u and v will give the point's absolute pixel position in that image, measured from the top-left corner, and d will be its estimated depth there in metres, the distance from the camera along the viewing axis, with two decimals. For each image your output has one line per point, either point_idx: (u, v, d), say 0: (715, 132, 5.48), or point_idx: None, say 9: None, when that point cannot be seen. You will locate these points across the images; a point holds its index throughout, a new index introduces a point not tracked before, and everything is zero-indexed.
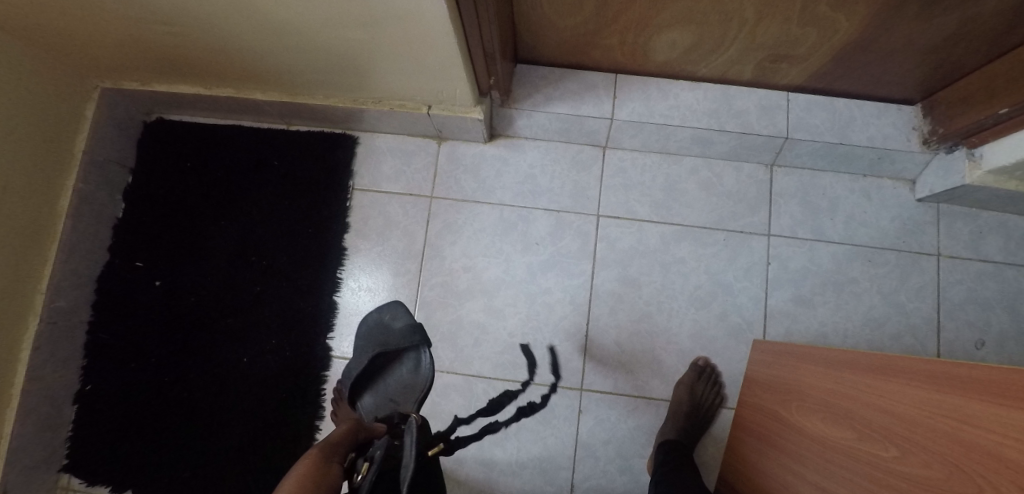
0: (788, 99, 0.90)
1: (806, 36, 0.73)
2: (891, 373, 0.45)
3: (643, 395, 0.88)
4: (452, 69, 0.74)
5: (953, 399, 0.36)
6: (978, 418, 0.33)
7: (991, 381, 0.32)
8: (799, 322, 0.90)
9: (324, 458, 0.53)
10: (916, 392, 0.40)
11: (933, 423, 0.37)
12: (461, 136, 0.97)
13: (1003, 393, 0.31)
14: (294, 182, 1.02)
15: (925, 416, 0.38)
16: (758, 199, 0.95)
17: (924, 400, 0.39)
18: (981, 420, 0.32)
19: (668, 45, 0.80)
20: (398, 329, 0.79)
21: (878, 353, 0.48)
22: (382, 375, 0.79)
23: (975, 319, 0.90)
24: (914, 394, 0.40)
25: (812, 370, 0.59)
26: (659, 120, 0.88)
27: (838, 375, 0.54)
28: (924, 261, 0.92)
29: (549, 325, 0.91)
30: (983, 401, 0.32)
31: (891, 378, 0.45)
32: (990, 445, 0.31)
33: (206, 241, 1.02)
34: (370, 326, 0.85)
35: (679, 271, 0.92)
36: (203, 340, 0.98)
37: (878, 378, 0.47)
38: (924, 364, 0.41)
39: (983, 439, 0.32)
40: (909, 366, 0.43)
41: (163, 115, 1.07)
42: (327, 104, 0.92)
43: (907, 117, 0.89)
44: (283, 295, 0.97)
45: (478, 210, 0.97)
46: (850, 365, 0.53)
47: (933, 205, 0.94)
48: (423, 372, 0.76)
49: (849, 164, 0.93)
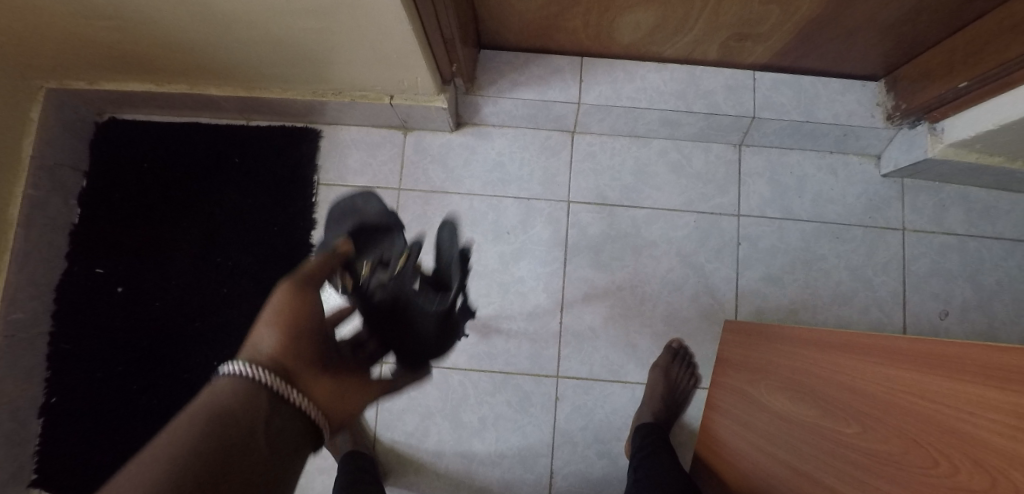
0: (754, 79, 0.89)
1: (769, 14, 0.73)
2: (852, 349, 0.46)
3: (619, 379, 0.88)
4: (411, 58, 0.72)
5: (915, 376, 0.36)
6: (940, 394, 0.33)
7: (952, 357, 0.32)
8: (770, 300, 0.91)
9: (302, 285, 0.44)
10: (879, 368, 0.41)
11: (892, 398, 0.38)
12: (427, 125, 0.95)
13: (967, 369, 0.30)
14: (257, 179, 0.99)
15: (885, 392, 0.39)
16: (727, 179, 0.95)
17: (883, 376, 0.39)
18: (944, 397, 0.32)
19: (633, 26, 0.79)
20: (374, 214, 0.76)
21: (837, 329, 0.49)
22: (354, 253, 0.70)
23: (939, 291, 0.92)
24: (873, 369, 0.41)
25: (778, 348, 0.60)
26: (626, 103, 0.88)
27: (801, 353, 0.54)
28: (890, 235, 0.93)
29: (523, 314, 0.90)
30: (942, 377, 0.33)
31: (852, 354, 0.45)
32: (954, 422, 0.31)
33: (169, 243, 0.98)
34: (340, 208, 0.81)
35: (651, 255, 0.92)
36: (172, 345, 0.95)
37: (839, 353, 0.47)
38: (881, 340, 0.42)
39: (946, 416, 0.32)
40: (868, 342, 0.44)
41: (114, 114, 1.02)
42: (285, 97, 0.89)
43: (870, 93, 0.90)
44: (251, 295, 0.95)
45: (448, 200, 0.95)
46: (811, 342, 0.53)
47: (897, 180, 0.95)
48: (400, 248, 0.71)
49: (815, 142, 0.94)
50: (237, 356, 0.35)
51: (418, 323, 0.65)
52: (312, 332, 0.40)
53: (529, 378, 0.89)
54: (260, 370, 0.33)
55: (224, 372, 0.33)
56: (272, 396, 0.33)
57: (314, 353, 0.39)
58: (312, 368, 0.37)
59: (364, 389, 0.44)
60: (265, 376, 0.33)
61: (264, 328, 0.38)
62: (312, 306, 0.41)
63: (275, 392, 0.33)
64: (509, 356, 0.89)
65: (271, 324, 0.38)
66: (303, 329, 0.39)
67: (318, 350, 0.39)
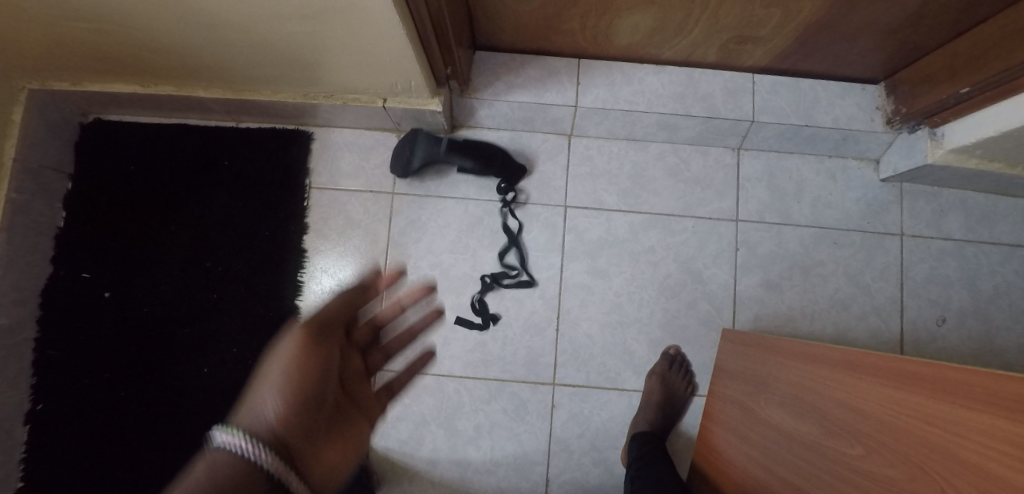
0: (753, 81, 0.88)
1: (771, 16, 0.71)
2: (858, 368, 0.45)
3: (616, 387, 0.88)
4: (405, 61, 0.70)
5: (926, 401, 0.35)
6: (951, 421, 0.32)
7: (964, 383, 0.31)
8: (768, 307, 0.90)
9: (314, 335, 0.47)
10: (885, 389, 0.40)
11: (900, 422, 0.37)
12: (421, 128, 0.94)
13: (981, 399, 0.29)
14: (247, 182, 0.96)
15: (893, 414, 0.38)
16: (725, 184, 0.94)
17: (890, 398, 0.39)
18: (956, 425, 0.31)
19: (631, 28, 0.77)
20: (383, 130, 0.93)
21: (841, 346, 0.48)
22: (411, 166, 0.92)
23: (936, 297, 0.91)
24: (880, 391, 0.40)
25: (779, 362, 0.59)
26: (623, 107, 0.86)
27: (804, 369, 0.53)
28: (888, 241, 0.93)
29: (519, 320, 0.89)
30: (953, 403, 0.32)
31: (858, 373, 0.44)
32: (965, 452, 0.30)
33: (157, 247, 0.96)
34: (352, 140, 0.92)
35: (649, 261, 0.91)
36: (161, 352, 0.93)
37: (845, 372, 0.46)
38: (888, 360, 0.41)
39: (957, 447, 0.31)
40: (874, 361, 0.43)
41: (100, 115, 1.00)
42: (276, 100, 0.87)
43: (870, 97, 0.89)
44: (241, 301, 0.93)
45: (443, 204, 0.94)
46: (814, 357, 0.52)
47: (896, 184, 0.94)
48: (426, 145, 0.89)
49: (814, 146, 0.93)
50: (237, 423, 0.42)
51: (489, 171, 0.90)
52: (319, 390, 0.46)
53: (525, 386, 0.88)
54: (262, 454, 0.40)
55: (219, 448, 0.40)
56: (265, 477, 0.39)
57: (313, 421, 0.45)
58: (306, 440, 0.44)
59: (362, 447, 0.50)
60: (264, 458, 0.40)
61: (267, 392, 0.44)
62: (321, 370, 0.47)
63: (271, 475, 0.40)
64: (504, 363, 0.88)
65: (280, 393, 0.44)
66: (306, 395, 0.45)
67: (315, 416, 0.45)
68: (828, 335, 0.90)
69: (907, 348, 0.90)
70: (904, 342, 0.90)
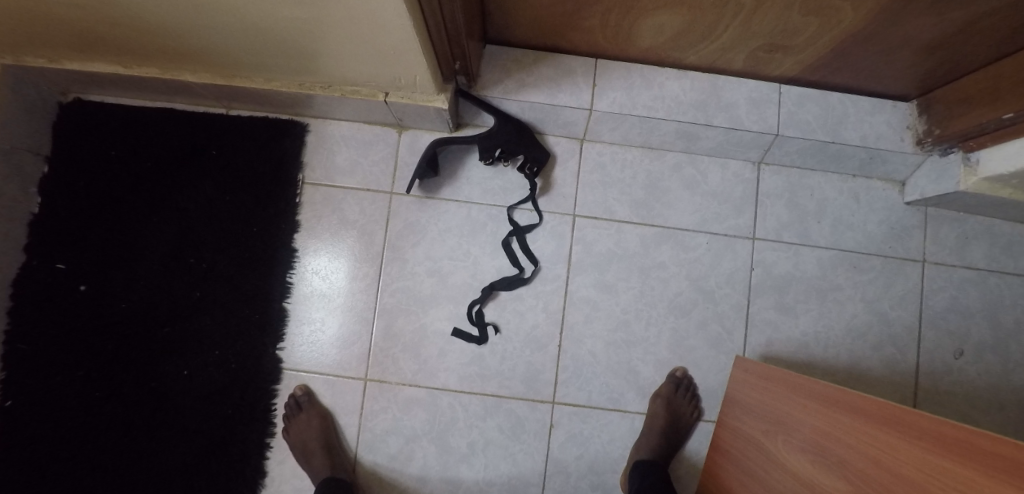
0: (780, 92, 0.83)
1: (807, 24, 0.66)
2: (890, 424, 0.41)
3: (618, 408, 0.83)
4: (410, 55, 0.64)
5: (963, 472, 0.31)
6: None
7: (1004, 456, 0.28)
8: (781, 330, 0.86)
9: None
10: (920, 452, 0.36)
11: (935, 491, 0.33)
12: (424, 125, 0.88)
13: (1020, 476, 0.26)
14: (236, 174, 0.91)
15: (927, 482, 0.34)
16: (743, 199, 0.89)
17: (926, 462, 0.35)
18: None
19: (655, 29, 0.71)
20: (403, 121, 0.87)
21: (874, 396, 0.44)
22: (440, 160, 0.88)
23: (955, 328, 0.88)
24: (915, 452, 0.37)
25: (803, 404, 0.54)
26: (641, 113, 0.81)
27: (832, 416, 0.49)
28: (910, 267, 0.89)
29: (520, 334, 0.85)
30: (989, 476, 0.29)
31: (892, 430, 0.40)
32: None
33: (138, 240, 0.90)
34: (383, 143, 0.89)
35: (659, 277, 0.86)
36: (139, 351, 0.88)
37: (876, 427, 0.42)
38: (923, 418, 0.37)
39: None
40: (907, 417, 0.39)
41: (80, 95, 0.93)
42: (269, 89, 0.80)
43: (901, 115, 0.84)
44: (225, 301, 0.87)
45: (445, 208, 0.88)
46: (841, 404, 0.48)
47: (921, 208, 0.90)
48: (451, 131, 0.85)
49: (838, 164, 0.88)
50: None
51: (518, 155, 0.84)
52: None
53: (523, 403, 0.83)
54: None
55: None
56: None
57: None
58: None
59: None
60: None
61: None
62: None
63: None
64: (502, 378, 0.84)
65: None
66: None
67: None
68: (840, 363, 0.86)
69: (922, 380, 0.86)
70: (919, 374, 0.86)
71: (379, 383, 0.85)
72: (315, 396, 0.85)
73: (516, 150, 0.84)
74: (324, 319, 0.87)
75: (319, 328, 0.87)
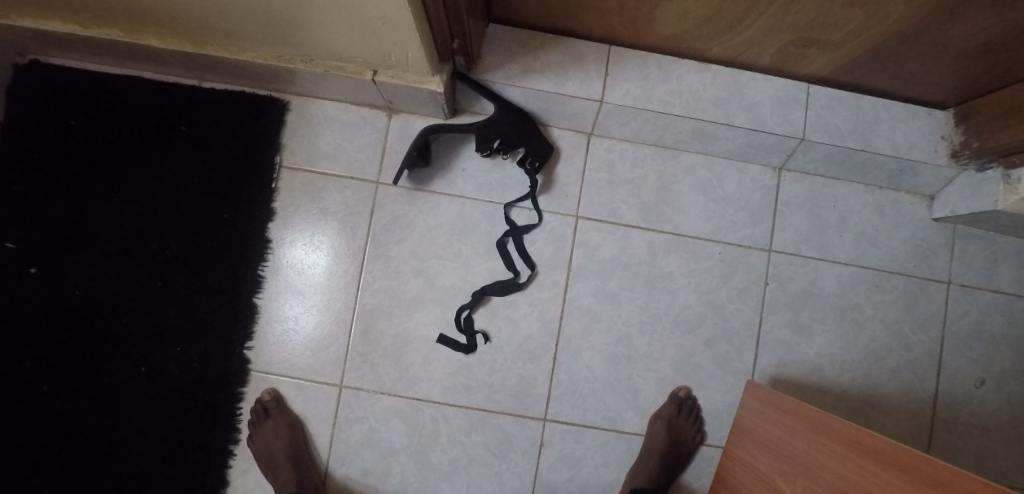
0: (809, 93, 0.75)
1: (851, 16, 0.58)
2: (917, 477, 0.34)
3: (615, 428, 0.77)
4: (398, 30, 0.55)
5: None
6: None
7: None
8: (793, 351, 0.80)
9: None
10: None
11: None
12: (417, 110, 0.80)
13: None
14: (207, 154, 0.82)
15: None
16: (761, 207, 0.82)
17: None
18: None
19: (679, 15, 0.63)
20: (394, 104, 0.80)
21: (902, 444, 0.37)
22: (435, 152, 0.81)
23: (978, 356, 0.81)
24: None
25: (825, 446, 0.47)
26: (657, 108, 0.73)
27: (854, 462, 0.42)
28: (933, 288, 0.82)
29: (511, 344, 0.77)
30: None
31: (919, 485, 0.34)
32: None
33: (96, 220, 0.82)
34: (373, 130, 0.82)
35: (666, 288, 0.80)
36: (93, 344, 0.79)
37: (902, 479, 0.36)
38: (949, 471, 0.31)
39: None
40: (934, 470, 0.32)
41: (38, 56, 0.84)
42: (244, 60, 0.71)
43: (936, 124, 0.77)
44: (190, 292, 0.80)
45: (436, 202, 0.81)
46: (864, 449, 0.42)
47: (949, 225, 0.84)
48: (443, 112, 0.79)
49: (865, 174, 0.81)
50: None
51: (521, 147, 0.77)
52: None
53: (512, 419, 0.76)
54: None
55: None
56: None
57: None
58: None
59: None
60: None
61: None
62: None
63: None
64: (490, 391, 0.77)
65: None
66: None
67: None
68: (855, 389, 0.80)
69: (940, 410, 0.80)
70: (938, 403, 0.80)
71: (355, 391, 0.77)
72: (285, 401, 0.77)
73: (518, 140, 0.76)
74: (298, 318, 0.80)
75: (292, 327, 0.80)
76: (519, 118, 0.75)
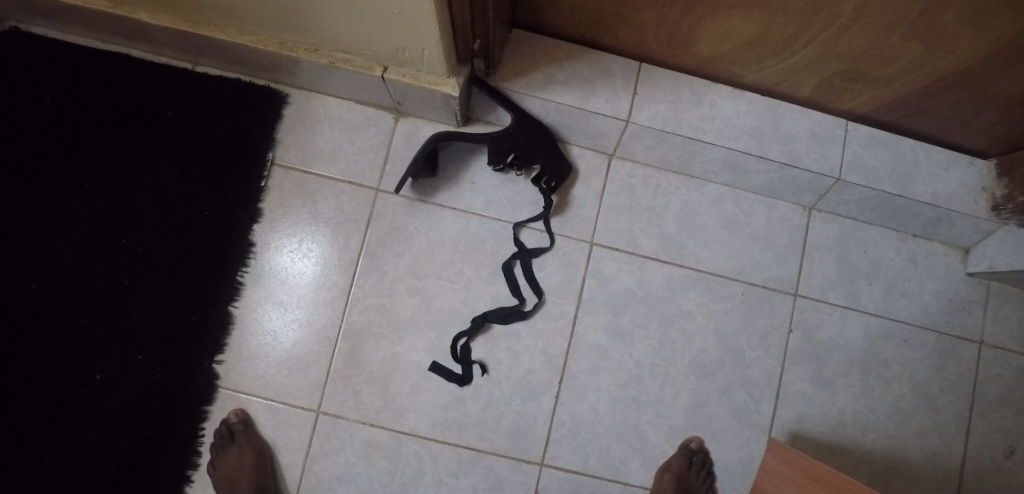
0: (848, 130, 0.70)
1: (908, 50, 0.53)
2: None
3: (618, 479, 0.70)
4: (414, 23, 0.49)
5: None
6: None
7: None
8: (815, 406, 0.74)
9: None
10: None
11: None
12: (427, 114, 0.74)
13: None
14: (193, 144, 0.75)
15: None
16: (788, 247, 0.77)
17: None
18: None
19: (719, 34, 0.58)
20: (402, 106, 0.73)
21: None
22: (444, 161, 0.75)
23: (1011, 425, 0.75)
24: None
25: None
26: (685, 132, 0.67)
27: None
28: (964, 348, 0.77)
29: (511, 379, 0.70)
30: None
31: None
32: None
33: (60, 207, 0.73)
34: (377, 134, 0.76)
35: (683, 327, 0.73)
36: (43, 345, 0.70)
37: None
38: None
39: None
40: None
41: (19, 24, 0.76)
42: (240, 43, 0.64)
43: (977, 174, 0.71)
44: (161, 294, 0.72)
45: (440, 216, 0.74)
46: None
47: (983, 280, 0.78)
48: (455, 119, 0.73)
49: (900, 220, 0.76)
50: None
51: (536, 163, 0.71)
52: None
53: (505, 461, 0.69)
54: None
55: None
56: None
57: None
58: None
59: None
60: None
61: None
62: None
63: None
64: (484, 429, 0.70)
65: None
66: None
67: None
68: (877, 452, 0.74)
69: (968, 482, 0.74)
70: (965, 473, 0.74)
71: (334, 418, 0.70)
72: (253, 425, 0.69)
73: (533, 155, 0.70)
74: (277, 332, 0.72)
75: (270, 342, 0.72)
76: (536, 132, 0.69)
